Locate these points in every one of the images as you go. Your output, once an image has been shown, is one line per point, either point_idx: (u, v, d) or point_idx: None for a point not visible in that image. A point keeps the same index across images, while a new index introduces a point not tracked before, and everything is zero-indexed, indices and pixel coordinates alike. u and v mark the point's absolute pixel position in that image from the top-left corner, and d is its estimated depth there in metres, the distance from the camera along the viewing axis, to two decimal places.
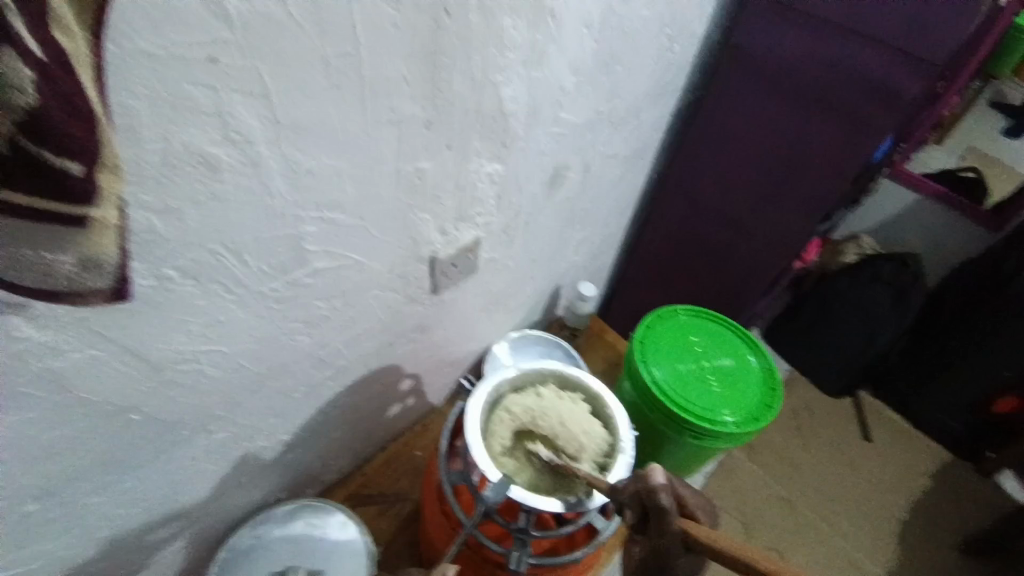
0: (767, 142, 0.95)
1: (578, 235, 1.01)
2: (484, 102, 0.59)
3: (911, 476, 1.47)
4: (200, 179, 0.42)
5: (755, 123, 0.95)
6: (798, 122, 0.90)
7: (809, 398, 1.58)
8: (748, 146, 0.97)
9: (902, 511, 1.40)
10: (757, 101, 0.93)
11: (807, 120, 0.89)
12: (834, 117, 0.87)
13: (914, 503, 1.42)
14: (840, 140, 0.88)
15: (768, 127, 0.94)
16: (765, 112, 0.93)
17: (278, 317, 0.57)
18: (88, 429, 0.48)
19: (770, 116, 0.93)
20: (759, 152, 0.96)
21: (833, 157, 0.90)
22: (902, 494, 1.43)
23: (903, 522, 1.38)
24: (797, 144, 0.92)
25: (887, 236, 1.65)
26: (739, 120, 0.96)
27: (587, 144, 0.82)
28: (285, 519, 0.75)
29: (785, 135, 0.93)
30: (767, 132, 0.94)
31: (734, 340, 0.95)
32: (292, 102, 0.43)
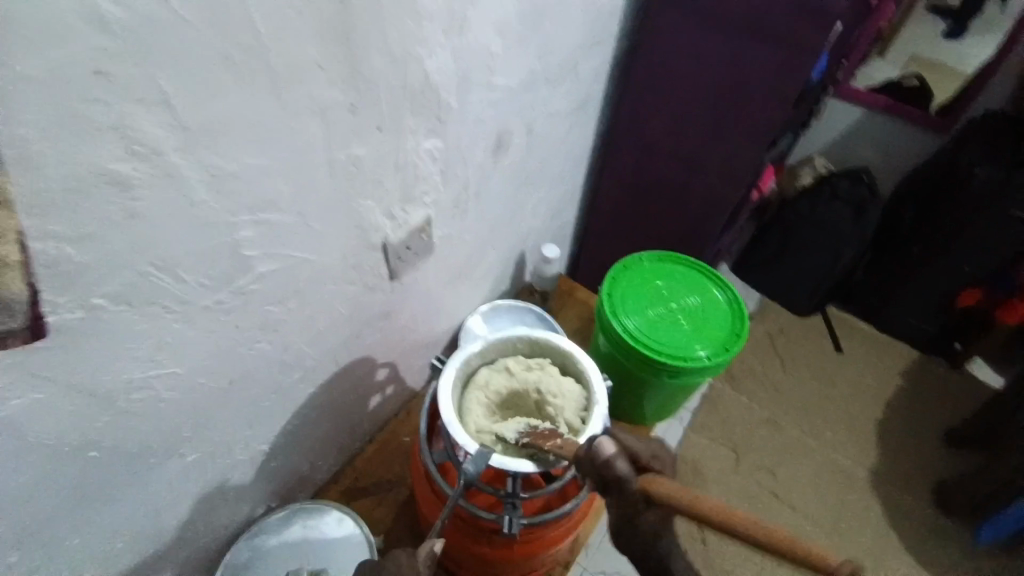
0: (709, 77, 0.94)
1: (534, 198, 0.99)
2: (409, 77, 0.57)
3: (884, 381, 1.54)
4: (112, 201, 0.39)
5: (694, 61, 0.93)
6: (736, 53, 0.90)
7: (783, 323, 1.62)
8: (690, 84, 0.96)
9: (878, 414, 1.47)
10: (693, 36, 0.91)
11: (745, 50, 0.88)
12: (769, 43, 0.86)
13: (890, 405, 1.49)
14: (778, 65, 0.87)
15: (706, 63, 0.93)
16: (703, 46, 0.91)
17: (229, 328, 0.56)
18: (52, 472, 0.47)
19: (707, 51, 0.92)
20: (702, 90, 0.96)
21: (773, 85, 0.89)
22: (878, 399, 1.50)
23: (881, 425, 1.45)
24: (737, 74, 0.91)
25: (840, 154, 1.66)
26: (679, 57, 0.94)
27: (527, 106, 0.81)
28: (281, 526, 0.76)
29: (725, 68, 0.92)
30: (707, 67, 0.93)
31: (700, 278, 0.97)
32: (198, 106, 0.41)
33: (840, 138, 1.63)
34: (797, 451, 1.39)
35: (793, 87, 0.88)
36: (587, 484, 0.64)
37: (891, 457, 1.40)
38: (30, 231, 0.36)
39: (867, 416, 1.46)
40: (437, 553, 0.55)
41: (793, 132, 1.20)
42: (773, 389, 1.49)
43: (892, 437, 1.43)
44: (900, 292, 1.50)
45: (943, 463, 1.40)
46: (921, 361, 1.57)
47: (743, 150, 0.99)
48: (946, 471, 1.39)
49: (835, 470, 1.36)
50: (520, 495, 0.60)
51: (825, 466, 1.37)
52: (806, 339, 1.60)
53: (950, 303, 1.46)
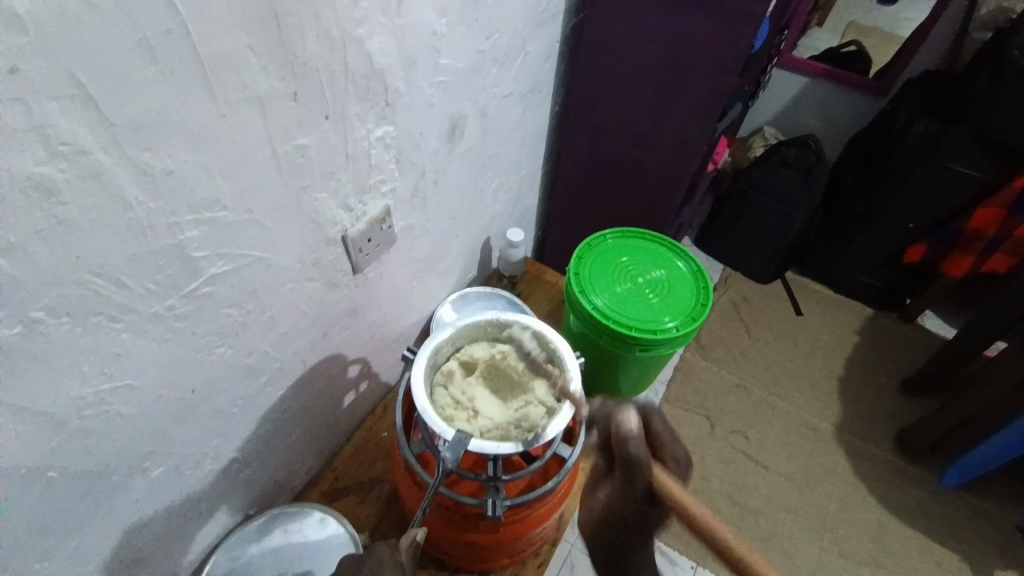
0: (655, 53, 0.95)
1: (493, 183, 0.99)
2: (351, 62, 0.55)
3: (844, 337, 1.60)
4: (36, 208, 0.37)
5: (641, 36, 0.94)
6: (680, 28, 0.91)
7: (745, 291, 1.67)
8: (639, 60, 0.97)
9: (840, 369, 1.53)
10: (634, 11, 0.92)
11: (687, 24, 0.90)
12: (707, 15, 0.87)
13: (851, 359, 1.56)
14: (718, 36, 0.89)
15: (653, 38, 0.94)
16: (644, 20, 0.92)
17: (185, 334, 0.53)
18: (7, 502, 0.44)
19: (653, 27, 0.92)
20: (649, 65, 0.97)
21: (715, 58, 0.91)
22: (839, 354, 1.56)
23: (843, 378, 1.52)
24: (679, 45, 0.92)
25: (787, 123, 1.72)
26: (622, 33, 0.95)
27: (478, 88, 0.80)
28: (260, 534, 0.74)
29: (669, 44, 0.93)
30: (653, 43, 0.94)
31: (662, 251, 0.98)
32: (121, 100, 0.39)
33: (786, 108, 1.69)
34: (768, 411, 1.44)
35: (734, 54, 0.89)
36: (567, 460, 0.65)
37: (854, 409, 1.46)
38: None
39: (829, 373, 1.53)
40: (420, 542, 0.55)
41: (742, 102, 1.23)
42: (741, 355, 1.53)
43: (854, 391, 1.50)
44: (851, 253, 1.56)
45: (901, 410, 1.47)
46: (875, 316, 1.65)
47: (693, 121, 1.00)
48: (905, 416, 1.46)
49: (804, 425, 1.42)
50: (502, 477, 0.60)
51: (794, 423, 1.42)
52: (769, 304, 1.65)
53: (899, 258, 1.52)
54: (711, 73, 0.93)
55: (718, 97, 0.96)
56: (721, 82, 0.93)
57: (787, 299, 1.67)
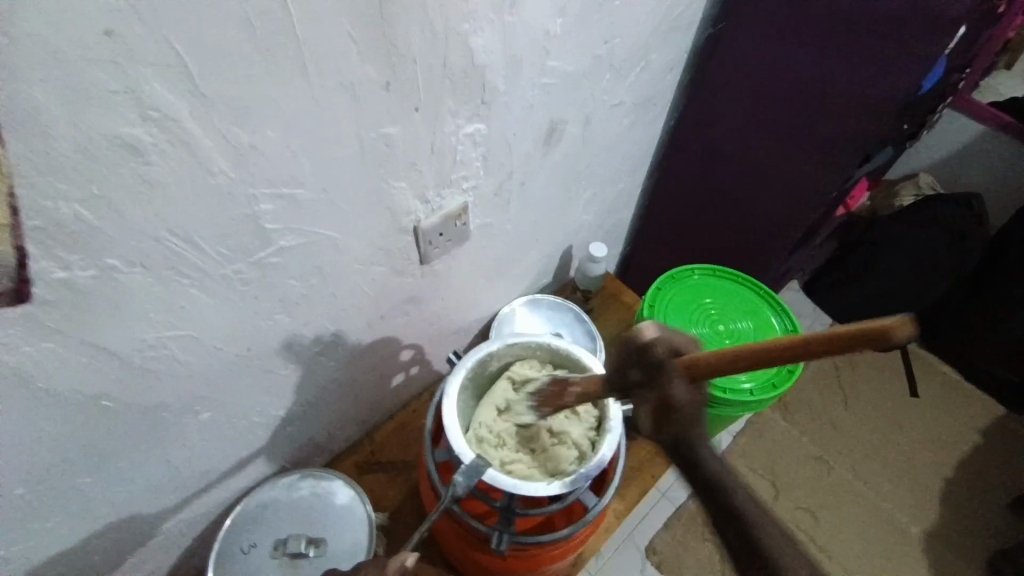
0: (793, 79, 0.84)
1: (586, 193, 0.94)
2: (451, 56, 0.53)
3: (960, 433, 1.37)
4: (123, 165, 0.39)
5: (782, 58, 0.84)
6: (829, 55, 0.79)
7: (850, 354, 1.49)
8: (773, 86, 0.87)
9: (947, 469, 1.32)
10: (778, 30, 0.82)
11: (837, 52, 0.78)
12: (866, 43, 0.75)
13: (962, 461, 1.33)
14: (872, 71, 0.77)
15: (796, 62, 0.83)
16: (788, 41, 0.82)
17: (249, 298, 0.55)
18: (66, 420, 0.48)
19: (797, 50, 0.82)
20: (783, 93, 0.86)
21: (865, 95, 0.79)
22: (950, 451, 1.34)
23: (949, 481, 1.30)
24: (825, 74, 0.81)
25: (948, 175, 1.47)
26: (759, 52, 0.85)
27: (587, 94, 0.75)
28: (290, 490, 0.78)
29: (811, 72, 0.82)
30: (795, 68, 0.83)
31: (755, 301, 0.88)
32: (216, 74, 0.39)
33: (951, 158, 1.44)
34: (847, 493, 1.27)
35: (891, 91, 0.76)
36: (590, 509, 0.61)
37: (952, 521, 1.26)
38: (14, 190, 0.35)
39: (932, 471, 1.32)
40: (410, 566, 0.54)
41: (892, 147, 1.06)
42: (827, 425, 1.37)
43: (958, 499, 1.28)
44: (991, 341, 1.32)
45: (1010, 535, 1.25)
46: (1005, 419, 1.40)
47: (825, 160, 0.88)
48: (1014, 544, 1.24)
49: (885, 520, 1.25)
50: (514, 511, 0.58)
51: (875, 514, 1.25)
52: (877, 375, 1.46)
53: None
54: (858, 110, 0.81)
55: (861, 138, 0.83)
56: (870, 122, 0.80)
57: (900, 373, 1.46)
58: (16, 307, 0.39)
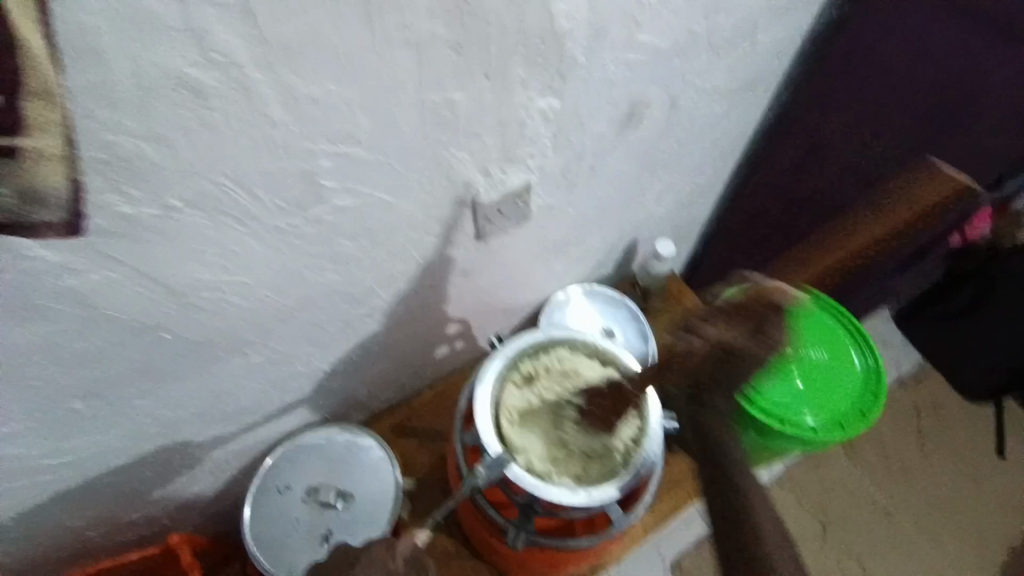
0: (919, 93, 0.77)
1: (661, 183, 0.87)
2: (529, 20, 0.50)
3: None
4: (187, 106, 0.38)
5: (926, 55, 0.74)
6: (976, 64, 0.72)
7: (940, 397, 1.34)
8: (909, 93, 0.77)
9: (1019, 537, 1.21)
10: (915, 32, 0.73)
11: (986, 63, 0.72)
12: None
13: None
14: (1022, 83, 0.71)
15: (940, 67, 0.74)
16: (928, 48, 0.74)
17: (300, 251, 0.56)
18: (123, 343, 0.51)
19: (949, 50, 0.73)
20: (919, 95, 0.77)
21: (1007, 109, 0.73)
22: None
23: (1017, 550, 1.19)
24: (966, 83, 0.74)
25: None
26: (890, 61, 0.76)
27: (678, 74, 0.69)
28: (327, 441, 0.80)
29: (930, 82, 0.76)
30: (931, 79, 0.75)
31: (835, 328, 0.79)
32: (279, 20, 0.38)
33: None
34: (908, 547, 1.17)
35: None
36: (615, 524, 0.58)
37: None
38: (81, 121, 0.35)
39: (1002, 537, 1.20)
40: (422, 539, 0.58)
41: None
42: (898, 471, 1.24)
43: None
44: None
45: None
46: None
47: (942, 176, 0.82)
48: None
49: None
50: (536, 510, 0.56)
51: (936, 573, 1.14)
52: (963, 423, 1.31)
53: None
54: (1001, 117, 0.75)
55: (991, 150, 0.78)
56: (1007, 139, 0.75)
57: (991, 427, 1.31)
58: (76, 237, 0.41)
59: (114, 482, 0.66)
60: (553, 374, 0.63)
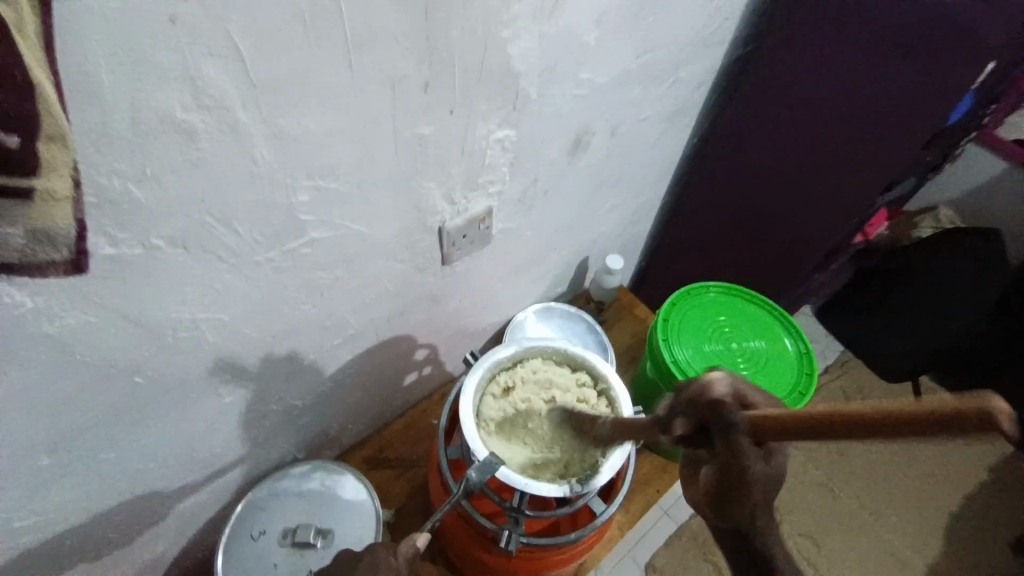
0: (826, 108, 0.86)
1: (607, 204, 0.95)
2: (489, 61, 0.55)
3: (968, 469, 1.36)
4: (180, 147, 0.41)
5: (825, 77, 0.83)
6: (871, 79, 0.80)
7: (863, 381, 1.48)
8: (818, 107, 0.86)
9: (953, 504, 1.31)
10: (817, 54, 0.82)
11: (881, 78, 0.79)
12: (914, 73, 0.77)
13: (968, 496, 1.32)
14: (907, 102, 0.80)
15: (839, 86, 0.83)
16: (829, 70, 0.82)
17: (278, 285, 0.57)
18: (96, 390, 0.50)
19: (846, 71, 0.81)
20: (823, 112, 0.86)
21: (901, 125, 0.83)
22: (957, 488, 1.33)
23: (953, 517, 1.29)
24: (866, 101, 0.82)
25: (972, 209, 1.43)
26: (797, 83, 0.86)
27: (616, 104, 0.76)
28: (301, 478, 0.79)
29: (838, 98, 0.84)
30: (833, 97, 0.84)
31: (770, 321, 0.88)
32: (269, 66, 0.41)
33: (974, 192, 1.41)
34: (853, 524, 1.26)
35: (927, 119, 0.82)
36: (598, 516, 0.61)
37: (956, 554, 1.25)
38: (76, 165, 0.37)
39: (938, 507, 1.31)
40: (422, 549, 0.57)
41: (911, 178, 1.07)
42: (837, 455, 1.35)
43: (962, 539, 1.27)
44: None
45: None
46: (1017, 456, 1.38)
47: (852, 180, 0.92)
48: None
49: (892, 553, 1.23)
50: (525, 512, 0.58)
51: (881, 545, 1.24)
52: None
53: None
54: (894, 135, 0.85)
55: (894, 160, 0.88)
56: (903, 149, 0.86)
57: (912, 405, 1.44)
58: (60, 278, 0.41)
59: (74, 546, 0.62)
60: (529, 383, 0.66)
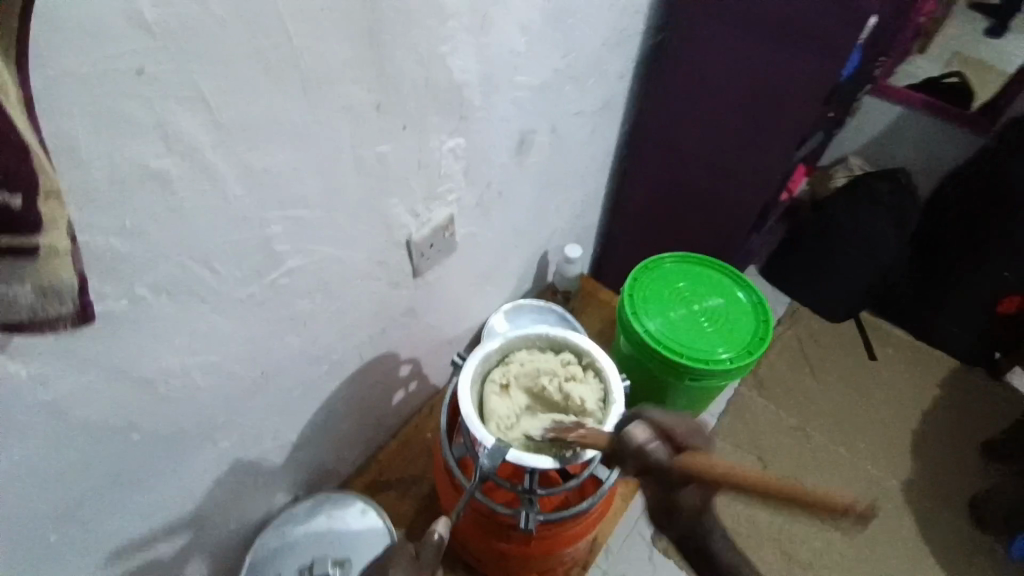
0: (733, 79, 0.95)
1: (556, 198, 1.00)
2: (433, 76, 0.59)
3: (920, 387, 1.47)
4: (155, 195, 0.42)
5: (729, 51, 0.92)
6: (766, 48, 0.89)
7: (813, 327, 1.58)
8: (725, 81, 0.95)
9: (914, 422, 1.41)
10: (718, 32, 0.91)
11: (775, 44, 0.88)
12: (800, 42, 0.86)
13: (924, 413, 1.43)
14: (799, 68, 0.88)
15: (742, 57, 0.92)
16: (731, 43, 0.91)
17: (262, 319, 0.58)
18: (95, 454, 0.49)
19: (745, 44, 0.90)
20: (730, 86, 0.95)
21: (799, 90, 0.90)
22: (914, 407, 1.44)
23: (916, 434, 1.40)
24: (764, 69, 0.91)
25: (876, 153, 1.58)
26: (705, 59, 0.94)
27: (551, 104, 0.82)
28: (307, 516, 0.78)
29: (741, 69, 0.93)
30: (735, 69, 0.93)
31: (722, 280, 0.96)
32: (233, 105, 0.43)
33: (874, 140, 1.56)
34: (828, 458, 1.35)
35: (819, 82, 0.88)
36: (605, 482, 0.65)
37: (926, 467, 1.35)
38: None
39: (903, 429, 1.40)
40: (447, 536, 0.56)
41: (820, 134, 1.18)
42: (803, 398, 1.44)
43: (928, 453, 1.37)
44: (946, 294, 1.43)
45: (980, 477, 1.34)
46: (960, 370, 1.51)
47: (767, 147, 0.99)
48: (980, 483, 1.33)
49: (869, 479, 1.32)
50: (537, 491, 0.62)
51: (858, 474, 1.33)
52: (838, 342, 1.55)
53: (990, 308, 1.38)
54: (793, 101, 0.92)
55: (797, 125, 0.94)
56: (804, 112, 0.92)
57: (858, 340, 1.56)
58: (50, 341, 0.41)
59: None
60: (520, 373, 0.70)
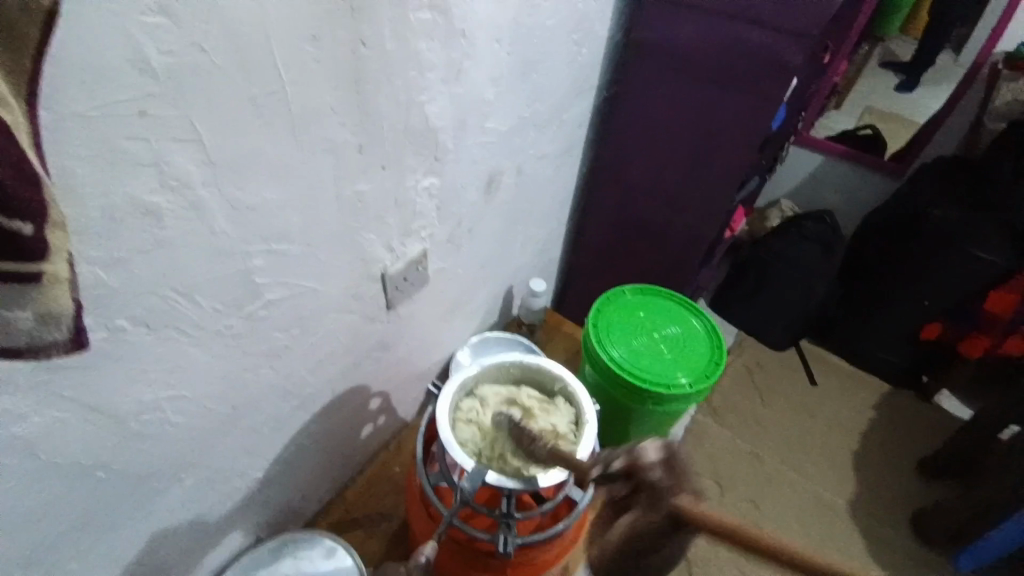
0: (679, 128, 1.04)
1: (521, 234, 1.05)
2: (412, 121, 0.63)
3: (858, 410, 1.58)
4: (146, 230, 0.43)
5: (675, 103, 1.02)
6: (708, 100, 0.99)
7: (759, 355, 1.67)
8: (672, 129, 1.05)
9: (854, 443, 1.51)
10: (664, 87, 1.01)
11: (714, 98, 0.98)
12: (737, 97, 0.96)
13: (863, 434, 1.53)
14: (737, 118, 0.98)
15: (686, 108, 1.01)
16: (676, 96, 1.01)
17: (238, 353, 0.58)
18: (60, 495, 0.48)
19: (689, 97, 1.00)
20: (677, 133, 1.05)
21: (738, 138, 1.00)
22: (854, 428, 1.54)
23: (856, 454, 1.49)
24: (706, 119, 1.01)
25: (804, 196, 1.74)
26: (654, 109, 1.04)
27: (517, 148, 0.87)
28: (272, 559, 0.75)
29: (686, 119, 1.03)
30: (681, 119, 1.03)
31: (679, 309, 1.02)
32: (226, 145, 0.45)
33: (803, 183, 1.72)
34: (780, 481, 1.41)
35: (755, 132, 0.97)
36: (578, 502, 0.67)
37: (868, 486, 1.43)
38: None
39: (845, 449, 1.50)
40: (432, 559, 0.58)
41: (757, 176, 1.30)
42: (754, 423, 1.52)
43: (869, 473, 1.46)
44: (873, 323, 1.55)
45: (917, 493, 1.44)
46: (893, 393, 1.63)
47: (712, 188, 1.08)
48: (917, 499, 1.42)
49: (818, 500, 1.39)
50: (514, 515, 0.63)
51: (808, 495, 1.40)
52: (783, 369, 1.65)
53: (915, 335, 1.52)
54: (734, 148, 1.01)
55: (737, 170, 1.03)
56: (743, 157, 1.01)
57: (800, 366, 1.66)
58: (28, 376, 0.40)
59: None
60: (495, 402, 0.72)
